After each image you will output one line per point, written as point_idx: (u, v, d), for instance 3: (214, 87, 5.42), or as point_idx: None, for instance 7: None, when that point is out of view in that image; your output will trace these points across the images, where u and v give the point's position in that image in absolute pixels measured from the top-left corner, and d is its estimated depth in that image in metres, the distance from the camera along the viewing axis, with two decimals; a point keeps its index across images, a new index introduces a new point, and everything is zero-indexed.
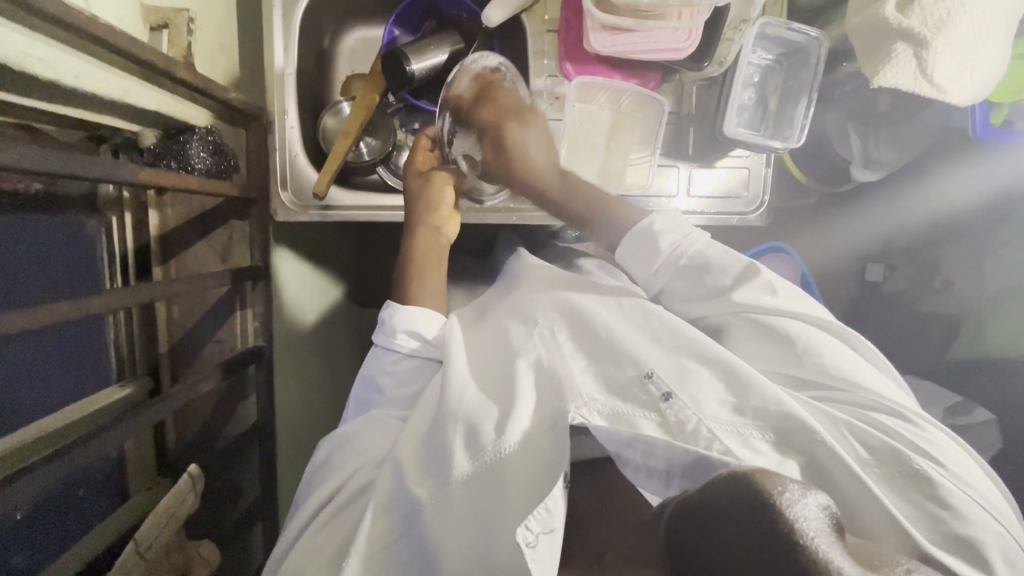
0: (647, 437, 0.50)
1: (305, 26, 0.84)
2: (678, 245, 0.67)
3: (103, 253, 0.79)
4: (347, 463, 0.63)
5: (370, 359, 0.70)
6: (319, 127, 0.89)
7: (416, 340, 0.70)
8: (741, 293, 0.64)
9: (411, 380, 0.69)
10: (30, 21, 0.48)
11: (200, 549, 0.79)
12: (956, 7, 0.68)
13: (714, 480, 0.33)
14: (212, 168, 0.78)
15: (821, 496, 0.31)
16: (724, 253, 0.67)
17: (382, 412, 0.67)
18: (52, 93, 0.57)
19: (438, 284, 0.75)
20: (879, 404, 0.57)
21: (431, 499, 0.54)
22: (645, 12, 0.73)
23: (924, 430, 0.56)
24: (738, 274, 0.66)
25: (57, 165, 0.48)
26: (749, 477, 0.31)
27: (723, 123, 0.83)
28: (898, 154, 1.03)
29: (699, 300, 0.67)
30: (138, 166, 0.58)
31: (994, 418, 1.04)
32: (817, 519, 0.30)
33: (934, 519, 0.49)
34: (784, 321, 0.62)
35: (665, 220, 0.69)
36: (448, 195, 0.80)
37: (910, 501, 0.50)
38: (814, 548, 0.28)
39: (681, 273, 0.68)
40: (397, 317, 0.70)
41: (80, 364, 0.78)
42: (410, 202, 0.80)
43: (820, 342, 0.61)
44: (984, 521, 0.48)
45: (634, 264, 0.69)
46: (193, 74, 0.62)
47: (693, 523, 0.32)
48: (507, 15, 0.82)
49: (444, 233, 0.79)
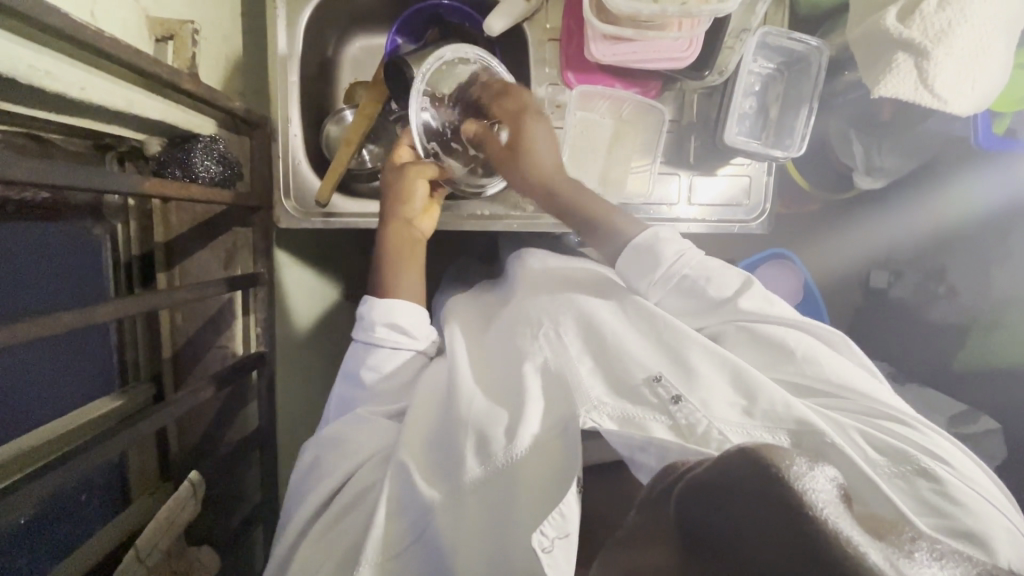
0: (660, 440, 0.51)
1: (308, 35, 0.85)
2: (680, 256, 0.68)
3: (107, 259, 0.79)
4: (347, 463, 0.63)
5: (351, 354, 0.71)
6: (321, 135, 0.90)
7: (396, 333, 0.71)
8: (743, 301, 0.66)
9: (394, 376, 0.70)
10: (34, 35, 0.49)
11: (200, 555, 0.79)
12: (957, 17, 0.67)
13: (724, 458, 0.34)
14: (216, 178, 0.76)
15: (829, 469, 0.32)
16: (723, 266, 0.69)
17: (367, 409, 0.68)
18: (58, 104, 0.58)
19: (412, 277, 0.76)
20: (881, 410, 0.57)
21: (431, 507, 0.54)
22: (645, 22, 0.73)
23: (926, 434, 0.55)
24: (737, 287, 0.68)
25: (63, 176, 0.49)
26: (760, 454, 0.31)
27: (724, 131, 0.83)
28: (900, 161, 1.04)
29: (692, 313, 0.69)
30: (141, 175, 0.59)
31: (999, 427, 1.04)
32: (827, 491, 0.29)
33: (941, 512, 0.46)
34: (781, 332, 0.63)
35: (667, 232, 0.71)
36: (420, 187, 0.79)
37: (916, 497, 0.48)
38: (825, 518, 0.28)
39: (678, 287, 0.69)
40: (376, 310, 0.71)
41: (85, 370, 0.78)
42: (384, 195, 0.80)
43: (817, 348, 0.62)
44: (991, 516, 0.46)
45: (635, 278, 0.70)
46: (197, 85, 0.63)
47: (706, 499, 0.32)
48: (510, 24, 0.83)
49: (416, 227, 0.79)
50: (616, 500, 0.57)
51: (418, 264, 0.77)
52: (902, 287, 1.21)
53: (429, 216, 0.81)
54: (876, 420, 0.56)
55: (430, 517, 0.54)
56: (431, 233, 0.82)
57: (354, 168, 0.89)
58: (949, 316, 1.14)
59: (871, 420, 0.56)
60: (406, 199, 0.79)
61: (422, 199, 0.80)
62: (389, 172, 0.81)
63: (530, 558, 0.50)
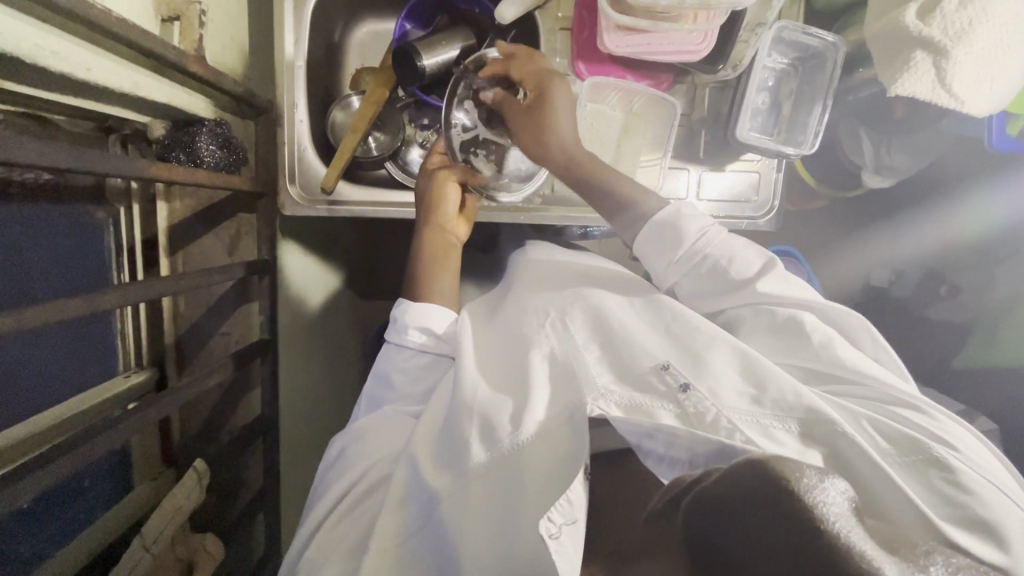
0: (669, 427, 0.50)
1: (315, 19, 0.84)
2: (703, 232, 0.66)
3: (111, 243, 0.79)
4: (364, 457, 0.63)
5: (384, 355, 0.71)
6: (327, 121, 0.89)
7: (426, 335, 0.71)
8: (765, 283, 0.64)
9: (424, 376, 0.70)
10: (42, 13, 0.48)
11: (206, 544, 0.77)
12: (978, 16, 0.66)
13: (734, 469, 0.34)
14: (220, 162, 0.75)
15: (840, 482, 0.31)
16: (748, 247, 0.67)
17: (396, 408, 0.68)
18: (60, 85, 0.56)
19: (450, 282, 0.76)
20: (894, 395, 0.56)
21: (444, 493, 0.54)
22: (661, 14, 0.72)
23: (940, 419, 0.55)
24: (758, 269, 0.66)
25: (66, 160, 0.47)
26: (771, 466, 0.32)
27: (736, 128, 0.82)
28: (911, 159, 1.03)
29: (710, 296, 0.67)
30: (149, 160, 0.58)
31: (996, 428, 1.03)
32: (839, 503, 0.30)
33: (951, 502, 0.46)
34: (801, 315, 0.62)
35: (690, 208, 0.69)
36: (451, 192, 0.79)
37: (927, 487, 0.48)
38: (836, 531, 0.28)
39: (697, 268, 0.67)
40: (410, 314, 0.71)
41: (88, 356, 0.77)
42: (418, 200, 0.81)
43: (834, 335, 0.61)
44: (1004, 504, 0.46)
45: (653, 258, 0.69)
46: (204, 67, 0.61)
47: (728, 511, 0.32)
48: (521, 12, 0.81)
49: (451, 232, 0.79)
50: (623, 492, 0.57)
51: (454, 271, 0.77)
52: (903, 285, 1.20)
53: (463, 221, 0.81)
54: (890, 407, 0.56)
55: (434, 505, 0.54)
56: (467, 236, 0.82)
57: (361, 155, 0.88)
58: (949, 317, 1.14)
59: (882, 406, 0.56)
60: (438, 205, 0.79)
61: (453, 204, 0.80)
62: (421, 179, 0.82)
63: (535, 551, 0.49)
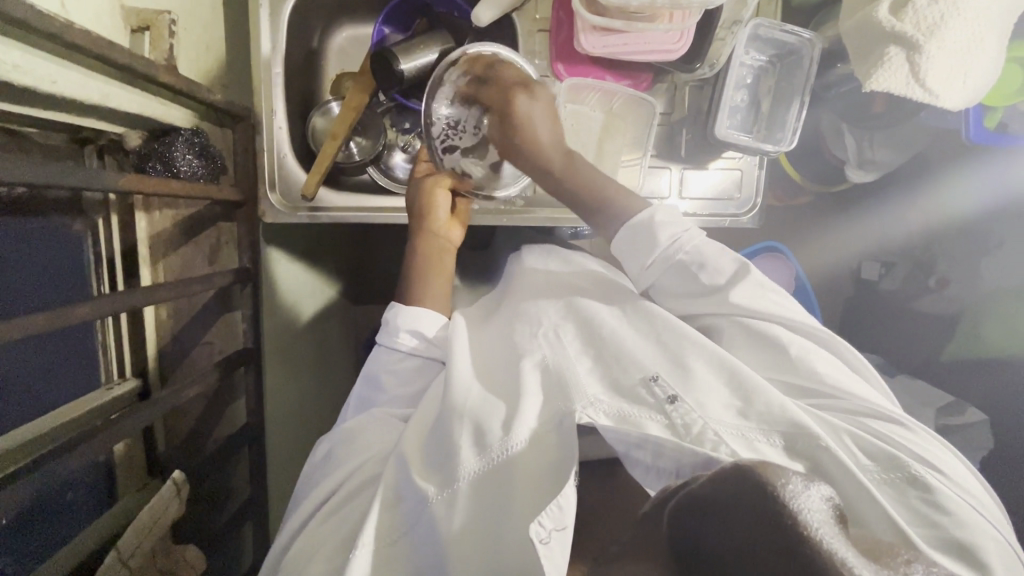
0: (656, 439, 0.50)
1: (292, 25, 0.83)
2: (676, 239, 0.65)
3: (90, 255, 0.78)
4: (351, 459, 0.63)
5: (373, 359, 0.71)
6: (307, 128, 0.88)
7: (418, 339, 0.71)
8: (738, 292, 0.63)
9: (412, 380, 0.70)
10: (4, 29, 0.47)
11: (186, 554, 0.78)
12: (950, 10, 0.67)
13: (715, 474, 0.35)
14: (198, 171, 0.75)
15: (824, 487, 0.32)
16: (720, 252, 0.65)
17: (385, 410, 0.68)
18: (27, 98, 0.56)
19: (443, 288, 0.76)
20: (875, 411, 0.56)
21: (435, 496, 0.53)
22: (635, 14, 0.72)
23: (919, 438, 0.55)
24: (732, 274, 0.64)
25: (37, 176, 0.47)
26: (754, 474, 0.31)
27: (715, 125, 0.81)
28: (894, 154, 1.04)
29: (685, 296, 0.66)
30: (119, 171, 0.57)
31: (986, 419, 1.04)
32: (820, 508, 0.30)
33: (929, 521, 0.46)
34: (779, 328, 0.62)
35: (665, 213, 0.67)
36: (441, 199, 0.81)
37: (906, 506, 0.48)
38: (818, 538, 0.28)
39: (672, 270, 0.66)
40: (402, 316, 0.71)
41: (68, 370, 0.77)
42: (409, 210, 0.82)
43: (809, 350, 0.61)
44: (981, 525, 0.46)
45: (628, 258, 0.68)
46: (176, 77, 0.61)
47: (711, 517, 0.32)
48: (498, 15, 0.81)
49: (445, 235, 0.80)
50: (612, 498, 0.58)
51: (448, 274, 0.78)
52: (892, 279, 1.22)
53: (456, 224, 0.82)
54: (867, 421, 0.56)
55: (424, 512, 0.53)
56: (461, 239, 0.82)
57: (342, 160, 0.88)
58: (936, 308, 1.15)
59: (862, 420, 0.55)
60: (429, 212, 0.80)
61: (444, 208, 0.81)
62: (411, 187, 0.83)
63: (523, 552, 0.49)
